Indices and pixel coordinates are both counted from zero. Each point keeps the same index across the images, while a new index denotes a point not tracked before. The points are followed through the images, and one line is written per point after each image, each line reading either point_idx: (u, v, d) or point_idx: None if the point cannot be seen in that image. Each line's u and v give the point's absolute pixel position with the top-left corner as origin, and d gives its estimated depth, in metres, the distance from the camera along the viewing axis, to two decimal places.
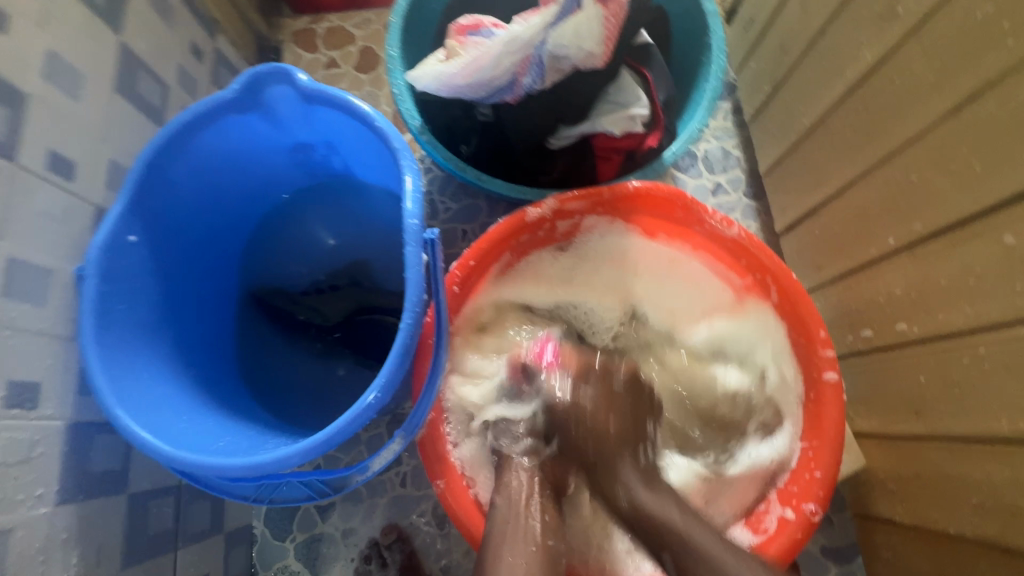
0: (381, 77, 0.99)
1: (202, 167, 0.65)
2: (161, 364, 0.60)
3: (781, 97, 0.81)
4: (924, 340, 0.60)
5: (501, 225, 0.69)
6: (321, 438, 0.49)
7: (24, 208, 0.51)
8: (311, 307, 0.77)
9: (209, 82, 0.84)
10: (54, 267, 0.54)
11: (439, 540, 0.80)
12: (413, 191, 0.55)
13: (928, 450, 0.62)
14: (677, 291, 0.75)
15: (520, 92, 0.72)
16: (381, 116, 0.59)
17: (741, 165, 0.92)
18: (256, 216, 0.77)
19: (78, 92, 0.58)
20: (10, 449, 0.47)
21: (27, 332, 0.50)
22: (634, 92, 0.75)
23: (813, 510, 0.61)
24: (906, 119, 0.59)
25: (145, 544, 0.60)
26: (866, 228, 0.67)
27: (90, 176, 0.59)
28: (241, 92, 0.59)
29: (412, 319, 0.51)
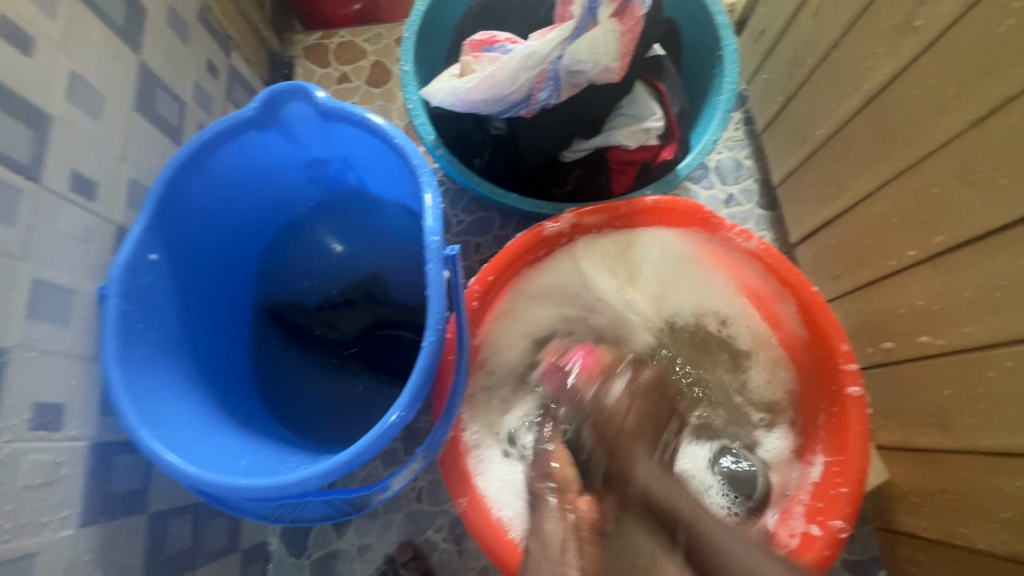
0: (392, 91, 1.00)
1: (220, 184, 0.65)
2: (181, 382, 0.60)
3: (795, 108, 0.81)
4: (948, 353, 0.60)
5: (519, 239, 0.70)
6: (344, 457, 0.49)
7: (48, 229, 0.51)
8: (328, 322, 0.77)
9: (223, 98, 0.84)
10: (77, 286, 0.54)
11: (456, 556, 0.79)
12: (434, 208, 0.55)
13: (954, 464, 0.61)
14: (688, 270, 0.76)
15: (535, 106, 0.73)
16: (400, 132, 0.59)
17: (754, 175, 0.92)
18: (273, 232, 0.77)
19: (99, 112, 0.58)
20: (35, 471, 0.47)
21: (51, 353, 0.50)
22: (648, 105, 0.76)
23: (841, 526, 0.61)
24: (925, 131, 0.59)
25: (165, 564, 0.60)
26: (885, 239, 0.67)
27: (111, 195, 0.60)
28: (260, 110, 0.60)
29: (434, 336, 0.51)
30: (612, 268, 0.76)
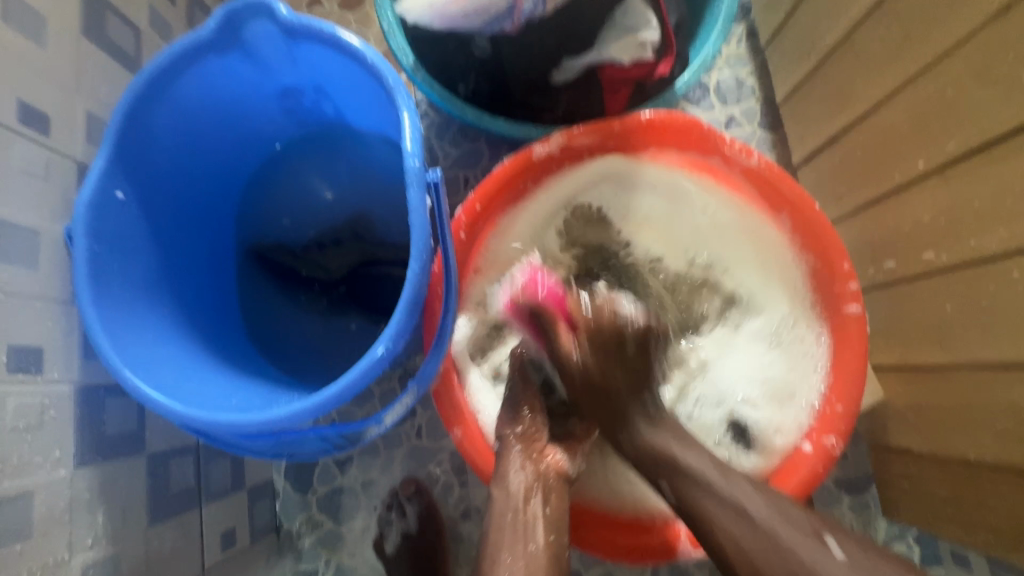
0: (368, 15, 0.92)
1: (187, 116, 0.61)
2: (164, 325, 0.59)
3: (802, 13, 0.74)
4: (952, 269, 0.58)
5: (506, 164, 0.66)
6: (334, 391, 0.48)
7: (3, 166, 0.48)
8: (314, 261, 0.75)
9: (183, 26, 0.78)
10: (43, 227, 0.52)
11: (458, 487, 0.81)
12: (413, 131, 0.51)
13: (951, 380, 0.61)
14: (762, 266, 0.70)
15: (519, 18, 0.67)
16: (373, 50, 0.54)
17: (756, 94, 0.86)
18: (249, 168, 0.74)
19: (43, 37, 0.53)
20: (21, 414, 0.46)
21: (23, 297, 0.48)
22: (643, 16, 0.70)
23: (833, 442, 0.62)
24: (944, 28, 0.55)
25: (169, 502, 0.61)
26: (893, 153, 0.63)
27: (68, 129, 0.56)
28: (220, 29, 0.54)
29: (420, 267, 0.49)
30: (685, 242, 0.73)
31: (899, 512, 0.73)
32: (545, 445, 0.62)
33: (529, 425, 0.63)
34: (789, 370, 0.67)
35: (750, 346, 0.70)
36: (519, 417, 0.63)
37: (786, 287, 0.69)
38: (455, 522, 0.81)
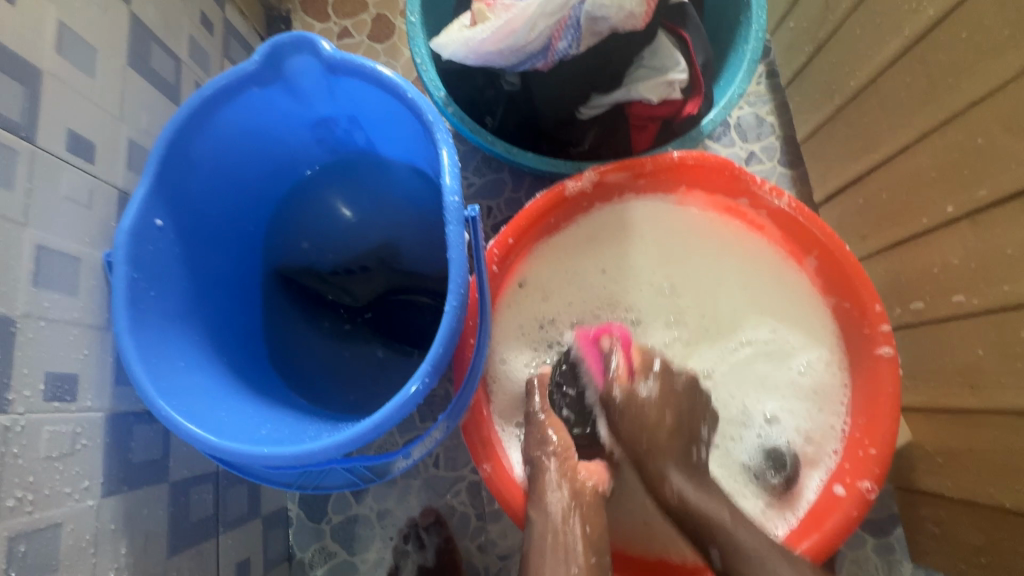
0: (397, 47, 0.95)
1: (224, 145, 0.62)
2: (194, 352, 0.59)
3: (826, 56, 0.76)
4: (985, 312, 0.58)
5: (539, 200, 0.68)
6: (368, 426, 0.48)
7: (49, 194, 0.48)
8: (341, 286, 0.75)
9: (220, 55, 0.80)
10: (83, 253, 0.52)
11: (475, 519, 0.80)
12: (451, 165, 0.52)
13: (983, 425, 0.60)
14: (754, 312, 0.73)
15: (553, 58, 0.69)
16: (412, 85, 0.55)
17: (776, 132, 0.88)
18: (280, 194, 0.74)
19: (92, 67, 0.54)
20: (53, 443, 0.46)
21: (61, 323, 0.49)
22: (672, 56, 0.72)
23: (869, 488, 0.61)
24: (971, 79, 0.56)
25: (188, 531, 0.60)
26: (920, 196, 0.64)
27: (110, 157, 0.57)
28: (262, 63, 0.55)
29: (457, 301, 0.49)
30: (673, 296, 0.74)
31: (926, 556, 0.71)
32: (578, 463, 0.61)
33: (560, 443, 0.62)
34: (794, 411, 0.70)
35: (761, 369, 0.72)
36: (548, 438, 0.62)
37: (797, 316, 0.73)
38: (471, 555, 0.79)
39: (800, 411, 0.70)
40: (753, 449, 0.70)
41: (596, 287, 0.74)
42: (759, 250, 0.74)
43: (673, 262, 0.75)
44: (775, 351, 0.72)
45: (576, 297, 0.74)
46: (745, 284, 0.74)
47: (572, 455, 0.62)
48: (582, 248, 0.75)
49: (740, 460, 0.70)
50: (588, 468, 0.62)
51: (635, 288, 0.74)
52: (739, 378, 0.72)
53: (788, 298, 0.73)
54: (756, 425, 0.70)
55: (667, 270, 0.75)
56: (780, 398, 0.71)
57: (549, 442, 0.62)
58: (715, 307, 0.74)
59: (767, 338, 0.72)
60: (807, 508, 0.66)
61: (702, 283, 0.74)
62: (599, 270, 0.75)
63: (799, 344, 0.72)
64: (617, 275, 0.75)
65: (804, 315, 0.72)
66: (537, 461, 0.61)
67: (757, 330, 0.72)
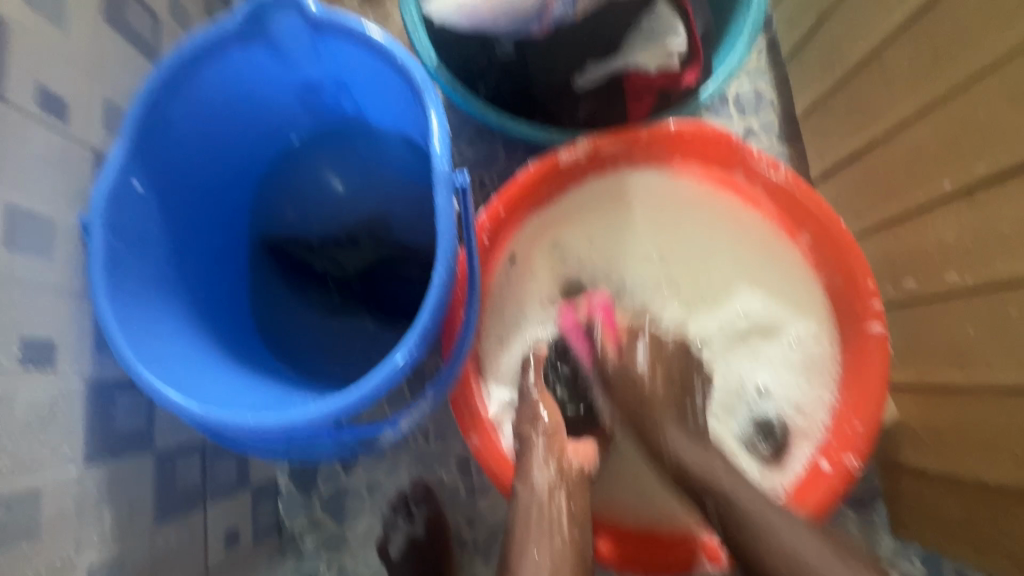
0: (387, 11, 0.91)
1: (205, 108, 0.60)
2: (177, 321, 0.57)
3: (828, 28, 0.74)
4: (977, 291, 0.58)
5: (531, 170, 0.67)
6: (354, 395, 0.47)
7: (19, 153, 0.46)
8: (328, 257, 0.73)
9: (202, 15, 0.76)
10: (58, 217, 0.50)
11: (464, 492, 0.80)
12: (441, 131, 0.50)
13: (970, 402, 0.61)
14: (747, 283, 0.73)
15: (548, 24, 0.67)
16: (400, 46, 0.53)
17: (775, 107, 0.86)
18: (266, 162, 0.72)
19: (63, 21, 0.52)
20: (31, 409, 0.45)
21: (36, 289, 0.47)
22: (671, 23, 0.70)
23: (853, 463, 0.62)
24: (976, 50, 0.54)
25: (175, 501, 0.60)
26: (919, 172, 0.63)
27: (85, 117, 0.54)
28: (244, 20, 0.53)
29: (445, 270, 0.48)
30: (667, 265, 0.73)
31: (907, 530, 0.73)
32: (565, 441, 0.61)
33: (550, 422, 0.62)
34: (784, 383, 0.71)
35: (753, 342, 0.72)
36: (540, 415, 0.62)
37: (790, 292, 0.72)
38: (460, 527, 0.80)
39: (790, 385, 0.70)
40: (745, 420, 0.71)
41: (591, 256, 0.74)
42: (756, 225, 0.73)
43: (665, 235, 0.74)
44: (768, 325, 0.71)
45: (568, 271, 0.73)
46: (739, 258, 0.73)
47: (562, 433, 0.62)
48: (576, 222, 0.73)
49: (733, 433, 0.70)
50: (574, 449, 0.62)
51: (627, 262, 0.74)
52: (731, 349, 0.72)
53: (781, 274, 0.73)
54: (747, 396, 0.71)
55: (661, 241, 0.74)
56: (771, 369, 0.71)
57: (539, 420, 0.62)
58: (709, 276, 0.73)
59: (760, 308, 0.71)
60: (793, 480, 0.67)
61: (695, 256, 0.74)
62: (593, 242, 0.74)
63: (793, 321, 0.72)
64: (610, 247, 0.74)
65: (797, 291, 0.72)
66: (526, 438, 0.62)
67: (752, 301, 0.72)
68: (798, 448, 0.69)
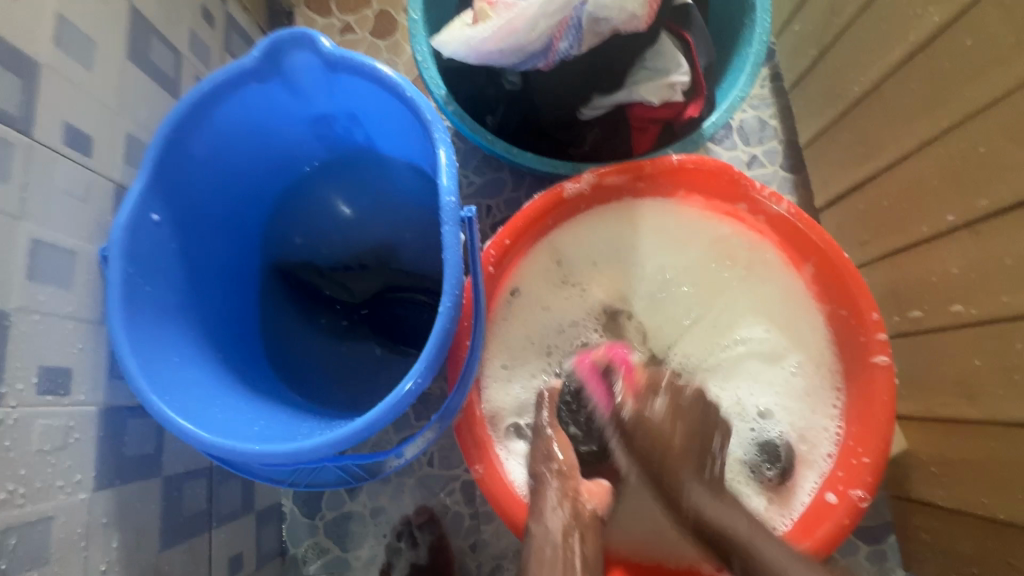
0: (399, 43, 0.94)
1: (222, 140, 0.62)
2: (189, 347, 0.59)
3: (830, 61, 0.75)
4: (983, 323, 0.58)
5: (537, 201, 0.68)
6: (360, 425, 0.48)
7: (45, 187, 0.48)
8: (338, 282, 0.75)
9: (221, 50, 0.79)
10: (79, 247, 0.52)
11: (468, 518, 0.80)
12: (448, 166, 0.51)
13: (979, 436, 0.60)
14: (748, 310, 0.73)
15: (554, 58, 0.68)
16: (411, 84, 0.55)
17: (779, 136, 0.87)
18: (278, 190, 0.74)
19: (90, 60, 0.54)
20: (45, 436, 0.46)
21: (55, 317, 0.49)
22: (675, 58, 0.71)
23: (860, 496, 0.62)
24: (975, 88, 0.55)
25: (181, 525, 0.60)
26: (922, 205, 0.63)
27: (107, 150, 0.57)
28: (262, 60, 0.55)
29: (451, 302, 0.49)
30: (667, 291, 0.74)
31: (920, 566, 0.71)
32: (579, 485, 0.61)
33: (565, 462, 0.62)
34: (788, 408, 0.71)
35: (754, 367, 0.72)
36: (554, 453, 0.62)
37: (792, 321, 0.72)
38: (463, 554, 0.79)
39: (794, 413, 0.70)
40: (747, 443, 0.70)
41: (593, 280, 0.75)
42: (759, 253, 0.74)
43: (666, 261, 0.75)
44: (770, 352, 0.72)
45: (571, 299, 0.74)
46: (743, 289, 0.74)
47: (577, 475, 0.62)
48: (580, 249, 0.75)
49: (738, 457, 0.70)
50: (589, 490, 0.62)
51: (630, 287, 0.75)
52: (731, 373, 0.72)
53: (786, 303, 0.73)
54: (749, 420, 0.71)
55: (661, 268, 0.75)
56: (775, 394, 0.71)
57: (554, 457, 0.62)
58: (708, 300, 0.74)
59: (760, 334, 0.72)
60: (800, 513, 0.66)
61: (697, 280, 0.75)
62: (594, 268, 0.75)
63: (797, 350, 0.72)
64: (612, 273, 0.75)
65: (802, 320, 0.72)
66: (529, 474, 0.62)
67: (753, 328, 0.73)
68: (804, 478, 0.68)
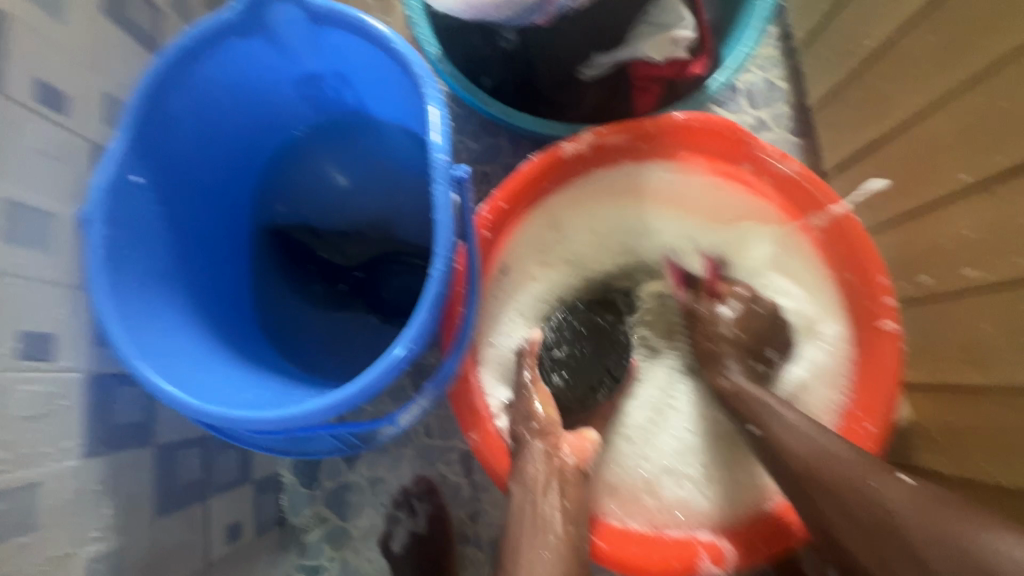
0: (391, 2, 0.90)
1: (204, 100, 0.59)
2: (178, 315, 0.57)
3: (842, 16, 0.72)
4: (993, 288, 0.56)
5: (534, 162, 0.65)
6: (351, 391, 0.46)
7: (17, 145, 0.46)
8: (333, 244, 0.72)
9: (204, 8, 0.76)
10: (57, 210, 0.50)
11: (467, 488, 0.80)
12: (439, 122, 0.49)
13: (985, 401, 0.59)
14: (781, 277, 0.70)
15: (552, 11, 0.65)
16: (400, 36, 0.52)
17: (787, 98, 0.84)
18: (268, 154, 0.72)
19: (62, 12, 0.51)
20: (28, 403, 0.45)
21: (35, 282, 0.47)
22: (677, 11, 0.69)
23: (864, 462, 0.61)
24: (998, 35, 0.52)
25: (176, 493, 0.60)
26: (936, 164, 0.61)
27: (84, 109, 0.54)
28: (242, 12, 0.52)
29: (443, 264, 0.47)
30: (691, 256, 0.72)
31: None
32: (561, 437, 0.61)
33: (545, 420, 0.62)
34: (819, 380, 0.68)
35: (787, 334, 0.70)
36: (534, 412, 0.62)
37: (806, 287, 0.70)
38: (462, 523, 0.80)
39: (812, 364, 0.68)
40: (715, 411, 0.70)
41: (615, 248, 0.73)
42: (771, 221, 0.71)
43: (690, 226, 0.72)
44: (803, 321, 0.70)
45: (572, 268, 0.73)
46: (762, 254, 0.71)
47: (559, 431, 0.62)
48: (585, 212, 0.72)
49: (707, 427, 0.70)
50: (571, 446, 0.61)
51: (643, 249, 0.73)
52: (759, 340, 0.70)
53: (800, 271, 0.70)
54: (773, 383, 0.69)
55: (685, 232, 0.72)
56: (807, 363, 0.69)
57: (534, 416, 0.62)
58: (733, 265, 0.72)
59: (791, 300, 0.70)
60: None
61: (727, 242, 0.72)
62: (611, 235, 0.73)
63: (807, 319, 0.70)
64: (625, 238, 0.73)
65: (814, 289, 0.70)
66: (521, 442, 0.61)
67: (786, 295, 0.70)
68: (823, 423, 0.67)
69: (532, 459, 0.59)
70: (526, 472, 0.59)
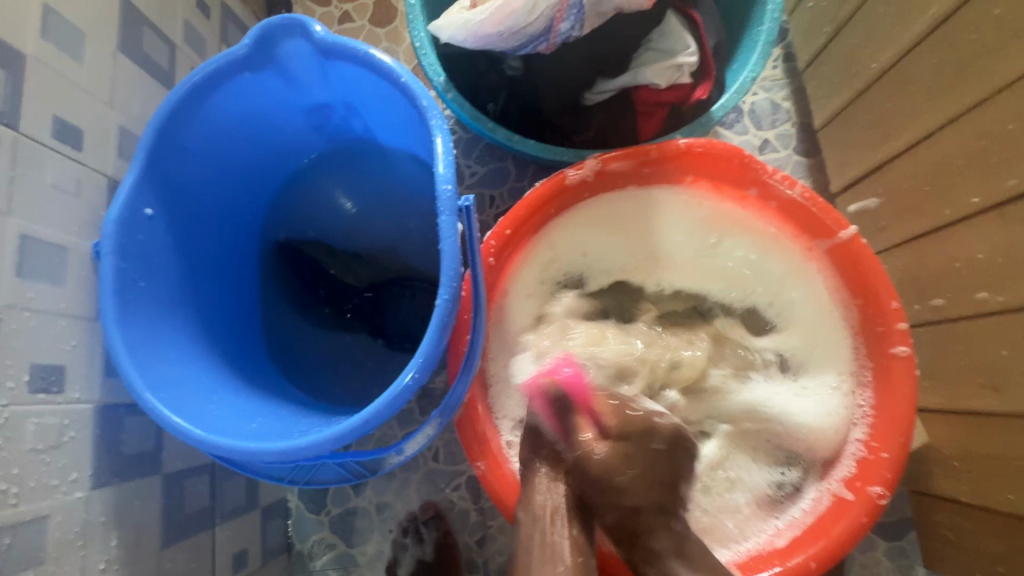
0: (399, 31, 0.92)
1: (215, 131, 0.61)
2: (187, 344, 0.58)
3: (845, 39, 0.72)
4: (1009, 312, 0.55)
5: (539, 188, 0.66)
6: (356, 422, 0.46)
7: (34, 181, 0.48)
8: (345, 265, 0.74)
9: (217, 41, 0.78)
10: (70, 243, 0.51)
11: (475, 514, 0.79)
12: (444, 154, 0.49)
13: (1004, 428, 0.57)
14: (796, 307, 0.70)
15: (556, 40, 0.66)
16: (406, 69, 0.52)
17: (792, 119, 0.84)
18: (277, 182, 0.73)
19: (80, 52, 0.53)
20: (39, 435, 0.46)
21: (48, 314, 0.48)
22: (682, 38, 0.69)
23: (879, 492, 0.60)
24: (1004, 59, 0.52)
25: (183, 522, 0.60)
26: (945, 186, 0.60)
27: (99, 144, 0.56)
28: (254, 48, 0.54)
29: (449, 294, 0.47)
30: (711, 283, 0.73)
31: (942, 563, 0.69)
32: (566, 469, 0.61)
33: (553, 449, 0.62)
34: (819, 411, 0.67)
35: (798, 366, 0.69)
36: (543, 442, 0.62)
37: (820, 313, 0.69)
38: (469, 550, 0.78)
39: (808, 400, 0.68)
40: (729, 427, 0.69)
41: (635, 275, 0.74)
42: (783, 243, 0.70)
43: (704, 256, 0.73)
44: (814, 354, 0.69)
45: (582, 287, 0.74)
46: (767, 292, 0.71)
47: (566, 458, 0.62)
48: (594, 234, 0.72)
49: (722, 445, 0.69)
50: (582, 475, 0.61)
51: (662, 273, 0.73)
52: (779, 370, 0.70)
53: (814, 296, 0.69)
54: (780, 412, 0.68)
55: (698, 258, 0.73)
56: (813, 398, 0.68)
57: (545, 445, 0.62)
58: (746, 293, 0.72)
59: (808, 330, 0.69)
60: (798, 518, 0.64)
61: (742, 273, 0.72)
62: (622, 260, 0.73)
63: (815, 356, 0.69)
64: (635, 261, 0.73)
65: (829, 314, 0.69)
66: (530, 471, 0.61)
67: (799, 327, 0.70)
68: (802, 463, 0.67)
69: (540, 487, 0.59)
70: (533, 502, 0.58)
